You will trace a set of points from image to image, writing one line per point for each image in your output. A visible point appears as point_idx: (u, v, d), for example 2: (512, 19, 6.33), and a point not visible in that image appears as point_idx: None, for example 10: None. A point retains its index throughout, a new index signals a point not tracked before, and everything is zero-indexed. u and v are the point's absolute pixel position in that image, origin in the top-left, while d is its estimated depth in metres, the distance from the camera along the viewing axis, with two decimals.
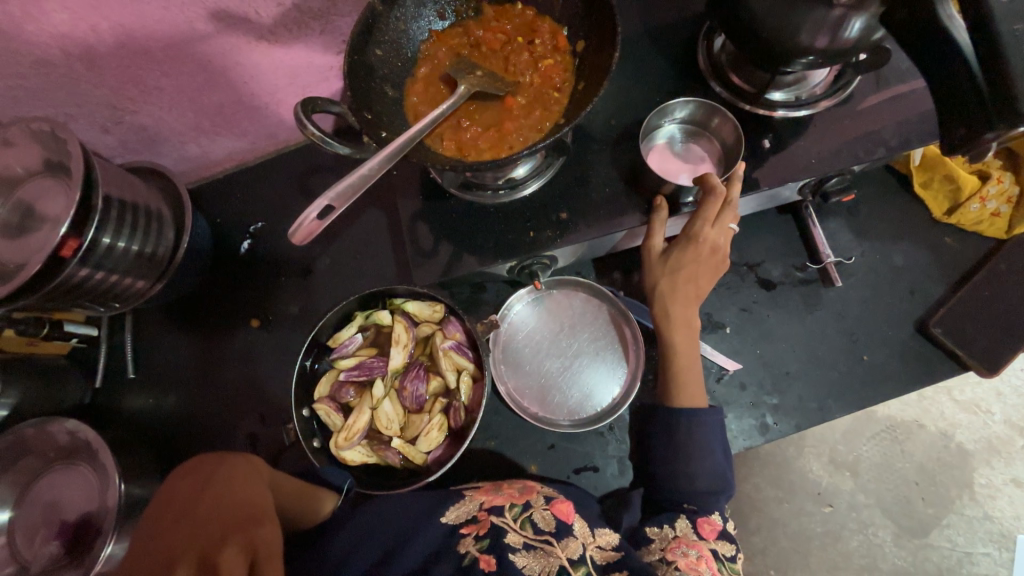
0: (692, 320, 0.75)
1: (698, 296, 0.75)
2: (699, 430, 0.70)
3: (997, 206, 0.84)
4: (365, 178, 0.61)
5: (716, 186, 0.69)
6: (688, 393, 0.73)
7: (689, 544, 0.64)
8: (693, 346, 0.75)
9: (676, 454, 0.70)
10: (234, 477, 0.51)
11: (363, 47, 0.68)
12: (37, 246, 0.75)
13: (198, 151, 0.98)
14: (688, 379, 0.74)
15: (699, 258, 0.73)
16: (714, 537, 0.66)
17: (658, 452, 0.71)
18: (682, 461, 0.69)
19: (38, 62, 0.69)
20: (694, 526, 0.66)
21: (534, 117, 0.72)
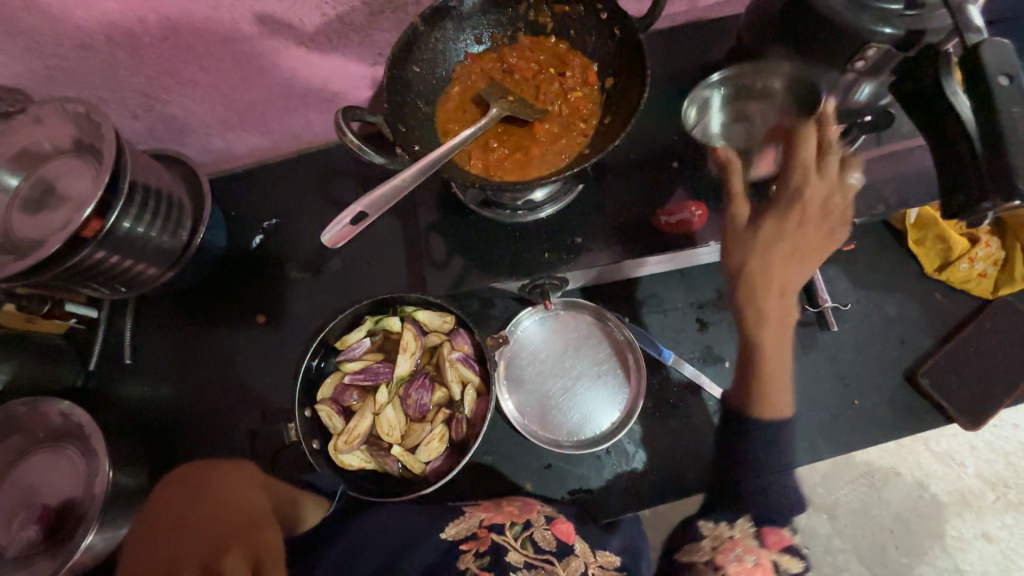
0: (783, 315, 0.80)
1: (788, 290, 0.79)
2: (782, 434, 0.78)
3: (984, 267, 0.89)
4: (398, 189, 0.64)
5: (800, 179, 0.72)
6: (782, 400, 0.80)
7: (746, 548, 0.70)
8: (782, 344, 0.82)
9: (758, 463, 0.78)
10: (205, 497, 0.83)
11: (402, 63, 0.71)
12: (55, 224, 0.75)
13: (223, 145, 0.99)
14: (780, 385, 0.81)
15: (789, 252, 0.76)
16: (777, 548, 0.70)
17: (744, 461, 0.78)
18: (760, 463, 0.78)
19: (81, 45, 0.72)
20: (758, 534, 0.71)
21: (560, 145, 0.75)
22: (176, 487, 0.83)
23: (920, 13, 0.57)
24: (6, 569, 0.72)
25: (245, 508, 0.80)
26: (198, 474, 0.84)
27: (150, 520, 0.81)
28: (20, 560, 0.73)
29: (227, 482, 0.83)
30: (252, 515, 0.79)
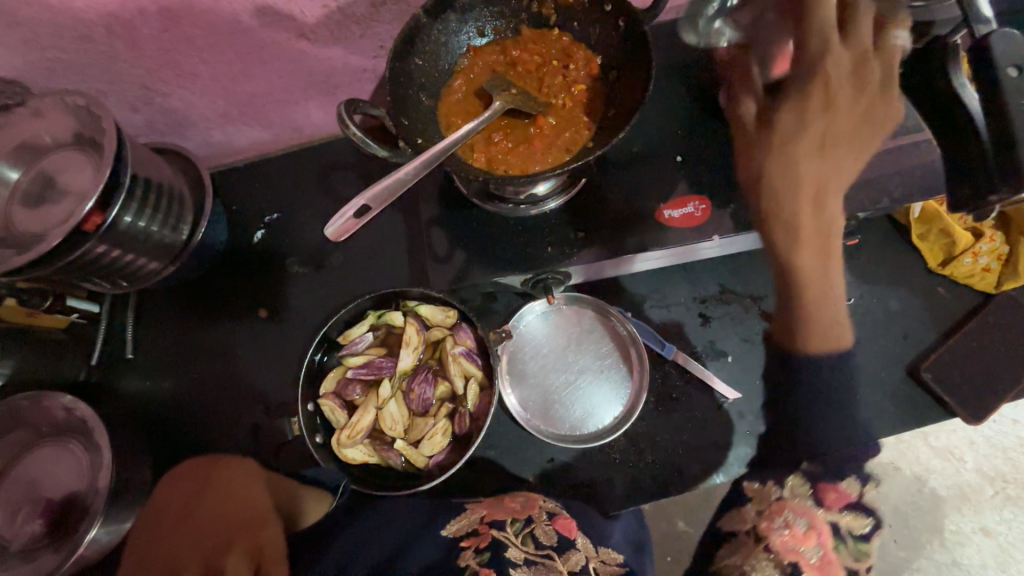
0: (819, 218, 0.72)
1: (828, 190, 0.70)
2: (838, 370, 0.80)
3: (988, 261, 0.89)
4: (401, 182, 0.64)
5: (826, 68, 0.66)
6: (822, 324, 0.78)
7: None
8: (823, 254, 0.74)
9: (834, 397, 0.81)
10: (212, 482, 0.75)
11: (404, 56, 0.71)
12: (55, 218, 0.74)
13: (223, 138, 0.99)
14: (812, 300, 0.77)
15: (817, 148, 0.69)
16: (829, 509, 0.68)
17: (805, 400, 0.80)
18: (805, 400, 0.80)
19: (80, 37, 0.71)
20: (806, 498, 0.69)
21: (563, 138, 0.74)
22: (188, 481, 0.76)
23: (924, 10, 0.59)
24: (11, 563, 0.73)
25: (258, 497, 0.72)
26: (205, 470, 0.77)
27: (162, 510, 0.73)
28: (24, 554, 0.74)
29: (234, 475, 0.75)
30: (257, 509, 0.69)
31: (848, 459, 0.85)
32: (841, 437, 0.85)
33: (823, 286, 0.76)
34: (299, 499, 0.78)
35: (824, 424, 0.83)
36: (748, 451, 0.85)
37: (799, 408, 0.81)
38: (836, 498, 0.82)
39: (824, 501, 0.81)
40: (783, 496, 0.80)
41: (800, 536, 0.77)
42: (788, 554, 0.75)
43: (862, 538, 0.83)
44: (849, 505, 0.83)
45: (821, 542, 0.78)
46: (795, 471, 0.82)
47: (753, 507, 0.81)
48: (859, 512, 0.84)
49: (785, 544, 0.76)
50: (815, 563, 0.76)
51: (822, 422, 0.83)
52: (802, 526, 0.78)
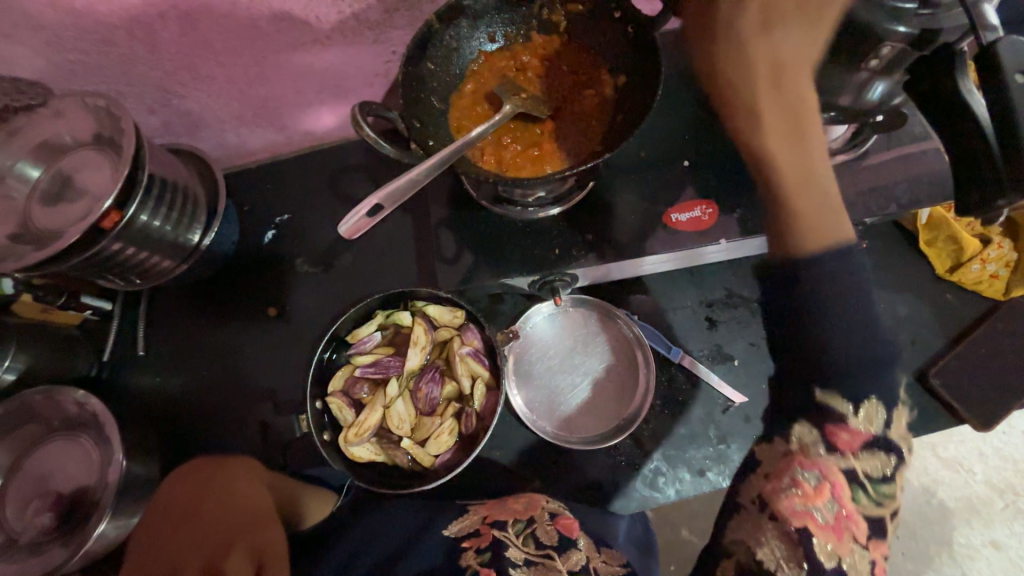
0: (781, 97, 0.60)
1: (783, 67, 0.60)
2: (839, 271, 0.57)
3: (996, 268, 0.89)
4: (413, 183, 0.65)
5: None
6: (828, 219, 0.59)
7: (806, 464, 0.55)
8: (796, 142, 0.60)
9: (858, 331, 0.55)
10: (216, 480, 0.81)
11: (417, 60, 0.73)
12: (72, 216, 0.76)
13: (236, 140, 1.00)
14: (810, 191, 0.60)
15: (759, 27, 0.60)
16: (852, 450, 0.55)
17: (814, 305, 0.56)
18: (819, 314, 0.56)
19: (102, 40, 0.73)
20: (827, 437, 0.55)
21: (572, 142, 0.75)
22: (195, 476, 0.81)
23: (935, 10, 0.52)
24: (19, 556, 0.73)
25: (261, 499, 0.79)
26: (209, 468, 0.82)
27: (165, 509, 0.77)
28: (32, 547, 0.74)
29: (240, 476, 0.81)
30: (258, 512, 0.76)
31: (879, 390, 0.55)
32: (852, 368, 0.55)
33: (817, 175, 0.60)
34: (299, 501, 0.84)
35: (841, 341, 0.55)
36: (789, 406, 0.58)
37: (826, 329, 0.56)
38: (849, 443, 0.55)
39: (834, 448, 0.55)
40: (793, 450, 0.57)
41: (808, 494, 0.54)
42: (795, 518, 0.53)
43: (880, 479, 0.55)
44: (867, 445, 0.55)
45: (838, 499, 0.54)
46: (802, 418, 0.57)
47: (763, 469, 0.58)
48: (874, 446, 0.56)
49: (794, 508, 0.54)
50: (828, 523, 0.53)
51: (835, 346, 0.55)
52: (813, 481, 0.54)
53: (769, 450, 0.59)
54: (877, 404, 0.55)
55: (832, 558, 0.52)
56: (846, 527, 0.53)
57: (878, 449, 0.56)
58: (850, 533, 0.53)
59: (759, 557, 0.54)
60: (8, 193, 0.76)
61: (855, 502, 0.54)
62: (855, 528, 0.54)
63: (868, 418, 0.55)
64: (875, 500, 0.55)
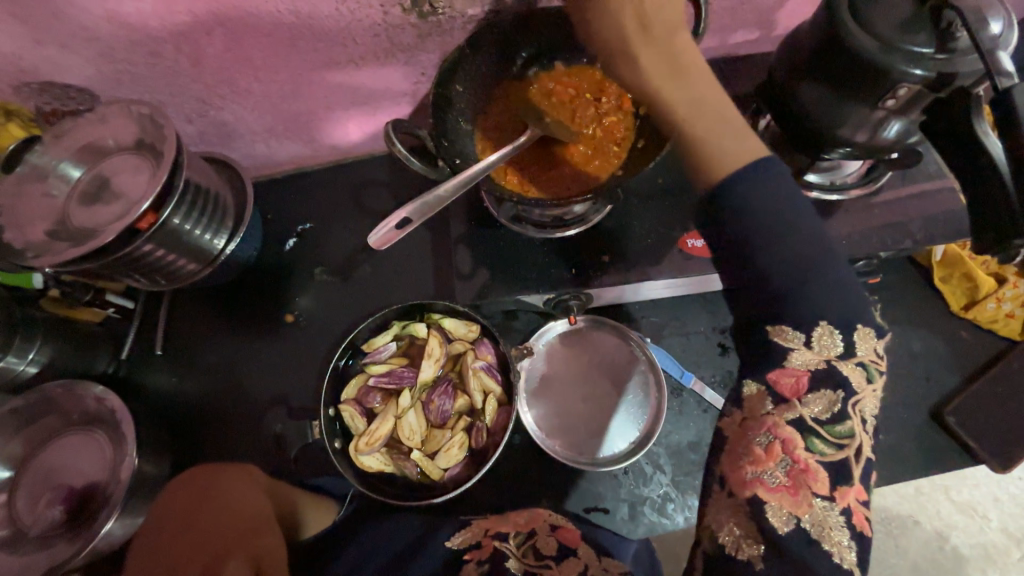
0: (661, 50, 0.60)
1: (647, 14, 0.60)
2: (769, 183, 0.52)
3: (1011, 308, 0.89)
4: (440, 197, 0.67)
5: None
6: (730, 139, 0.56)
7: (755, 426, 0.51)
8: (684, 80, 0.59)
9: (805, 237, 0.50)
10: (223, 482, 0.80)
11: (448, 84, 0.76)
12: (108, 217, 0.78)
13: (265, 151, 1.04)
14: (714, 116, 0.57)
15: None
16: (798, 393, 0.50)
17: (764, 239, 0.50)
18: (763, 229, 0.50)
19: (151, 53, 0.78)
20: (770, 387, 0.51)
21: (593, 166, 0.78)
22: (189, 488, 0.79)
23: (950, 56, 0.57)
24: (27, 549, 0.74)
25: (259, 507, 0.77)
26: (204, 480, 0.80)
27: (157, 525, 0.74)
28: (40, 541, 0.75)
29: (235, 486, 0.80)
30: (261, 517, 0.76)
31: (833, 311, 0.50)
32: (813, 289, 0.50)
33: (711, 112, 0.57)
34: (297, 512, 0.83)
35: (789, 250, 0.50)
36: (739, 364, 0.55)
37: (766, 237, 0.50)
38: (794, 389, 0.50)
39: (780, 398, 0.50)
40: (747, 417, 0.52)
41: (759, 458, 0.49)
42: (748, 487, 0.49)
43: (832, 420, 0.50)
44: (812, 386, 0.50)
45: (793, 456, 0.49)
46: (749, 374, 0.53)
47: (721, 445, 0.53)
48: (821, 383, 0.50)
49: (747, 476, 0.50)
50: (783, 483, 0.49)
51: (777, 259, 0.50)
52: (764, 443, 0.50)
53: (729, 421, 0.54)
54: (829, 327, 0.50)
55: (790, 521, 0.47)
56: (803, 484, 0.48)
57: (825, 386, 0.50)
58: (810, 489, 0.48)
59: (720, 540, 0.50)
60: (48, 191, 0.79)
61: (811, 453, 0.49)
62: (815, 482, 0.49)
63: (819, 352, 0.50)
64: (834, 444, 0.49)
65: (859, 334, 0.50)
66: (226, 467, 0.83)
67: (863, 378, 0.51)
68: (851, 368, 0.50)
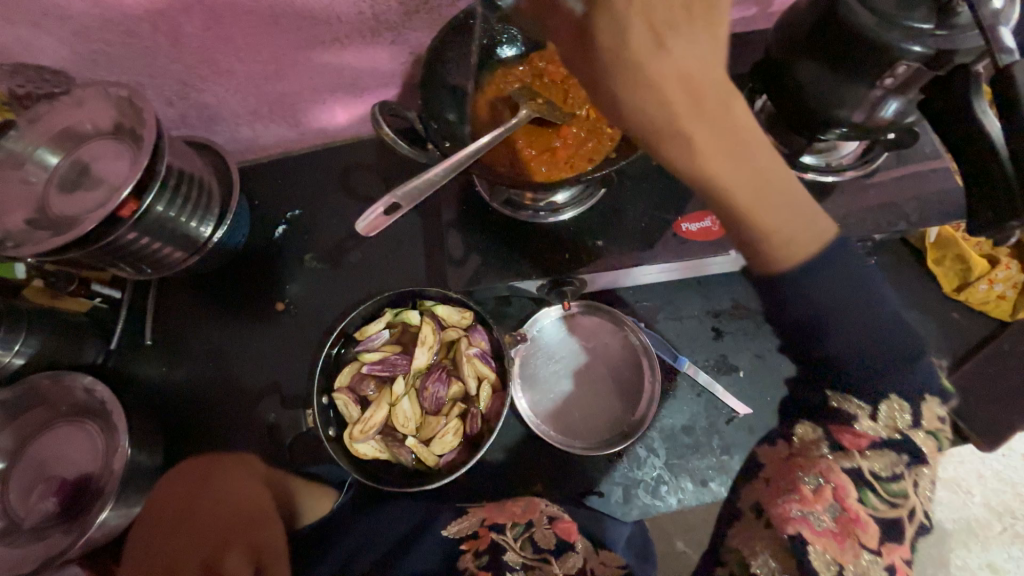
0: (713, 124, 0.50)
1: (696, 89, 0.49)
2: (840, 272, 0.54)
3: (1003, 289, 0.89)
4: (429, 182, 0.65)
5: None
6: (794, 229, 0.52)
7: (804, 467, 0.58)
8: (746, 159, 0.50)
9: (868, 318, 0.54)
10: (224, 474, 0.85)
11: (436, 66, 0.75)
12: (89, 204, 0.76)
13: (250, 135, 1.01)
14: (777, 198, 0.52)
15: (651, 39, 0.49)
16: (861, 450, 0.56)
17: (841, 329, 0.54)
18: (835, 320, 0.54)
19: (126, 32, 0.74)
20: (831, 438, 0.58)
21: (586, 147, 0.75)
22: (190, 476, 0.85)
23: (950, 33, 0.55)
24: (21, 541, 0.74)
25: (257, 497, 0.83)
26: (203, 467, 0.86)
27: (159, 508, 0.81)
28: (35, 532, 0.75)
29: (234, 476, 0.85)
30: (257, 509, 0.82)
31: (898, 384, 0.56)
32: (869, 364, 0.55)
33: (777, 195, 0.52)
34: (297, 499, 0.85)
35: (851, 332, 0.54)
36: (795, 413, 0.63)
37: (831, 319, 0.53)
38: (853, 442, 0.57)
39: (838, 447, 0.57)
40: (796, 453, 0.60)
41: (807, 498, 0.56)
42: (791, 524, 0.55)
43: (890, 477, 0.56)
44: (876, 446, 0.57)
45: (842, 504, 0.55)
46: (806, 419, 0.61)
47: (766, 476, 0.61)
48: (885, 446, 0.57)
49: (792, 514, 0.56)
50: (829, 529, 0.55)
51: (840, 338, 0.54)
52: (813, 485, 0.56)
53: (774, 454, 0.62)
54: (897, 400, 0.56)
55: (832, 565, 0.53)
56: (850, 532, 0.54)
57: (888, 449, 0.56)
58: (857, 540, 0.54)
59: (752, 568, 0.57)
60: (26, 178, 0.77)
61: (864, 505, 0.55)
62: (863, 533, 0.55)
63: (886, 422, 0.56)
64: (887, 501, 0.56)
65: (926, 405, 0.56)
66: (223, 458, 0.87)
67: (933, 446, 0.57)
68: (922, 437, 0.56)
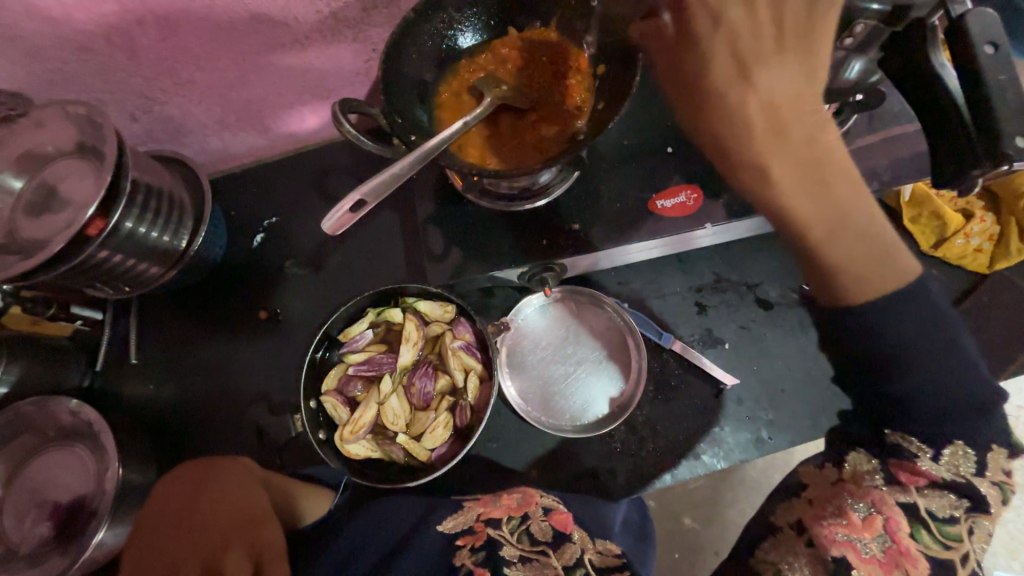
0: (792, 150, 0.54)
1: (779, 120, 0.54)
2: (919, 308, 0.54)
3: (979, 241, 0.91)
4: (396, 177, 0.65)
5: None
6: (870, 267, 0.54)
7: (855, 494, 0.57)
8: (825, 196, 0.54)
9: (937, 354, 0.54)
10: (223, 475, 0.76)
11: (396, 56, 0.73)
12: (57, 226, 0.75)
13: (219, 145, 1.00)
14: (853, 237, 0.54)
15: (736, 70, 0.54)
16: (917, 487, 0.55)
17: (913, 360, 0.53)
18: (905, 351, 0.53)
19: (79, 48, 0.73)
20: (886, 471, 0.57)
21: (555, 130, 0.75)
22: (183, 484, 0.75)
23: None
24: (18, 567, 0.74)
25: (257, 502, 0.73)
26: (200, 471, 0.77)
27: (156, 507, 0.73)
28: (31, 558, 0.75)
29: (232, 477, 0.76)
30: (253, 513, 0.71)
31: (966, 432, 0.54)
32: (948, 415, 0.54)
33: (853, 234, 0.54)
34: (295, 499, 0.81)
35: (922, 372, 0.53)
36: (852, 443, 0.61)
37: (900, 357, 0.53)
38: (911, 478, 0.55)
39: (894, 480, 0.56)
40: (844, 479, 0.59)
41: (855, 525, 0.55)
42: (835, 546, 0.54)
43: (947, 520, 0.54)
44: (933, 486, 0.55)
45: (891, 535, 0.54)
46: (860, 449, 0.60)
47: (809, 496, 0.60)
48: (946, 487, 0.54)
49: (837, 536, 0.55)
50: (877, 557, 0.53)
51: (910, 381, 0.54)
52: (862, 512, 0.56)
53: (820, 477, 0.61)
54: (963, 446, 0.54)
55: None
56: (898, 563, 0.52)
57: (948, 492, 0.54)
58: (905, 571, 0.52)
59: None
60: None
61: (915, 541, 0.53)
62: (912, 565, 0.53)
63: (950, 466, 0.54)
64: (940, 542, 0.53)
65: (993, 454, 0.54)
66: (226, 460, 0.79)
67: (999, 500, 0.54)
68: (987, 488, 0.54)
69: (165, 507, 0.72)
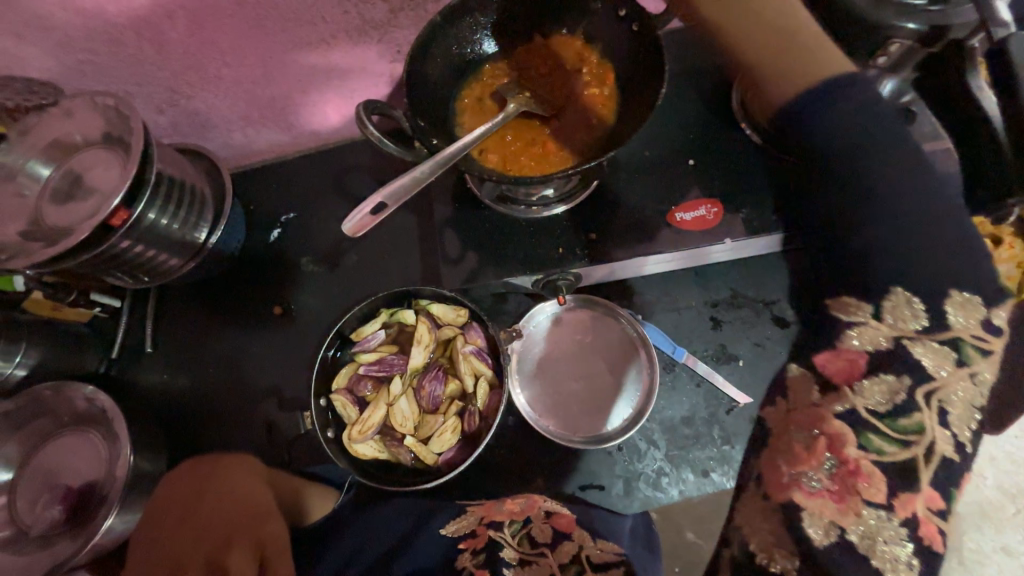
0: None
1: None
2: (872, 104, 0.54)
3: None
4: (417, 180, 0.65)
5: None
6: (797, 58, 0.50)
7: (806, 425, 0.52)
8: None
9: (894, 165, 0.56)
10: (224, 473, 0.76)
11: (421, 60, 0.73)
12: (83, 214, 0.77)
13: (243, 140, 1.01)
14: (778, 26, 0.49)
15: None
16: (855, 376, 0.53)
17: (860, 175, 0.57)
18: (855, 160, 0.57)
19: (110, 40, 0.74)
20: (821, 370, 0.55)
21: (578, 139, 0.75)
22: (186, 479, 0.75)
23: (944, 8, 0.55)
24: (29, 549, 0.75)
25: (261, 498, 0.73)
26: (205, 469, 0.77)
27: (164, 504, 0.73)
28: (41, 540, 0.76)
29: (233, 474, 0.76)
30: (257, 509, 0.71)
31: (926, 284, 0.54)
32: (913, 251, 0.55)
33: (782, 29, 0.49)
34: (301, 496, 0.81)
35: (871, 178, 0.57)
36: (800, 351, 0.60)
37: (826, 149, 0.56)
38: (847, 376, 0.53)
39: (829, 383, 0.54)
40: (793, 408, 0.54)
41: (801, 458, 0.50)
42: (784, 490, 0.50)
43: (895, 411, 0.51)
44: (869, 373, 0.53)
45: (840, 457, 0.50)
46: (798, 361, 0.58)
47: (770, 436, 0.54)
48: (879, 370, 0.53)
49: (786, 478, 0.50)
50: (826, 487, 0.49)
51: (854, 194, 0.57)
52: (807, 441, 0.51)
53: (774, 412, 0.56)
54: (903, 294, 0.55)
55: (831, 529, 0.48)
56: (849, 488, 0.49)
57: (887, 373, 0.52)
58: (858, 494, 0.49)
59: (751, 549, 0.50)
60: (20, 191, 0.78)
61: (867, 451, 0.50)
62: (867, 486, 0.49)
63: (892, 326, 0.54)
64: (897, 441, 0.51)
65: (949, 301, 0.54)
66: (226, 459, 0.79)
67: (949, 361, 0.53)
68: (926, 348, 0.53)
69: (172, 504, 0.73)
